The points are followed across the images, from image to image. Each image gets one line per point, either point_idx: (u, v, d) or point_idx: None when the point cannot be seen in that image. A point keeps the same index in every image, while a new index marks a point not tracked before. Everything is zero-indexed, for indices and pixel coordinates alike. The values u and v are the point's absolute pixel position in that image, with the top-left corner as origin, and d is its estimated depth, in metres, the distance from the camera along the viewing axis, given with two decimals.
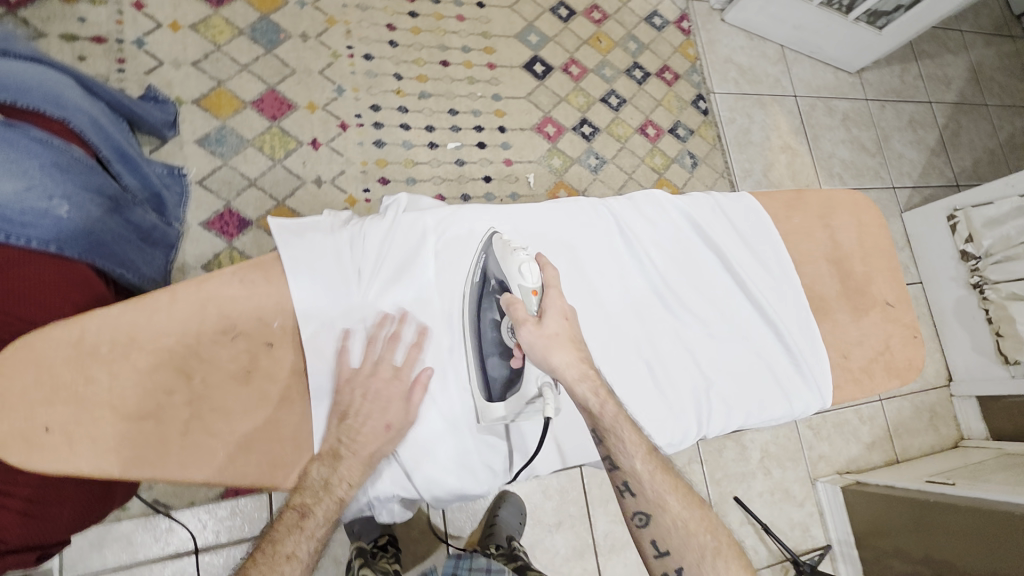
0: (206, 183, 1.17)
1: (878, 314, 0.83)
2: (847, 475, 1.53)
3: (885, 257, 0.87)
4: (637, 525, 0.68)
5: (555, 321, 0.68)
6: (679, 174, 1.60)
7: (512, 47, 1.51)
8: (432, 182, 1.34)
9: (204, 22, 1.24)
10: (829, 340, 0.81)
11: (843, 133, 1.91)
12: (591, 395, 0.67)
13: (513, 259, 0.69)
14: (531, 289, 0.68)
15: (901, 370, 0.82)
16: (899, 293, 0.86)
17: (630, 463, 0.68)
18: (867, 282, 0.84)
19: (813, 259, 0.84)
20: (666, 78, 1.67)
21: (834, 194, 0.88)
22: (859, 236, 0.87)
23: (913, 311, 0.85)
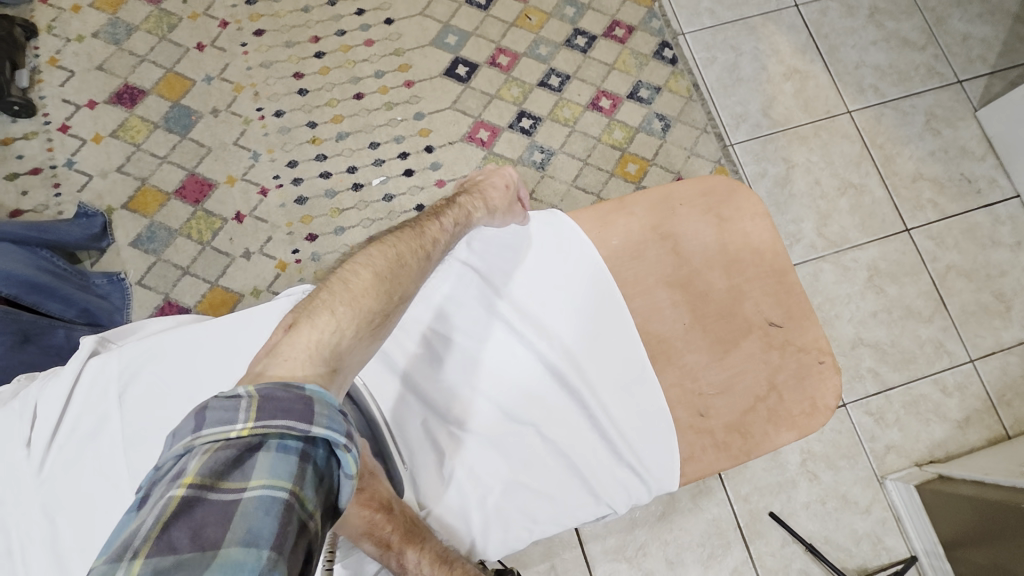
0: (145, 282, 1.22)
1: (756, 338, 0.79)
2: (928, 468, 1.22)
3: (761, 259, 0.82)
4: None
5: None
6: (648, 143, 1.37)
7: (428, 57, 1.39)
8: (362, 226, 1.28)
9: (123, 126, 1.30)
10: (678, 395, 0.78)
11: (873, 32, 1.51)
12: (377, 546, 0.66)
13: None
14: None
15: (798, 417, 0.77)
16: (782, 306, 0.81)
17: None
18: (737, 302, 0.80)
19: (648, 286, 0.81)
20: (617, 35, 1.44)
21: (676, 189, 0.83)
22: (721, 242, 0.82)
23: (803, 330, 0.80)
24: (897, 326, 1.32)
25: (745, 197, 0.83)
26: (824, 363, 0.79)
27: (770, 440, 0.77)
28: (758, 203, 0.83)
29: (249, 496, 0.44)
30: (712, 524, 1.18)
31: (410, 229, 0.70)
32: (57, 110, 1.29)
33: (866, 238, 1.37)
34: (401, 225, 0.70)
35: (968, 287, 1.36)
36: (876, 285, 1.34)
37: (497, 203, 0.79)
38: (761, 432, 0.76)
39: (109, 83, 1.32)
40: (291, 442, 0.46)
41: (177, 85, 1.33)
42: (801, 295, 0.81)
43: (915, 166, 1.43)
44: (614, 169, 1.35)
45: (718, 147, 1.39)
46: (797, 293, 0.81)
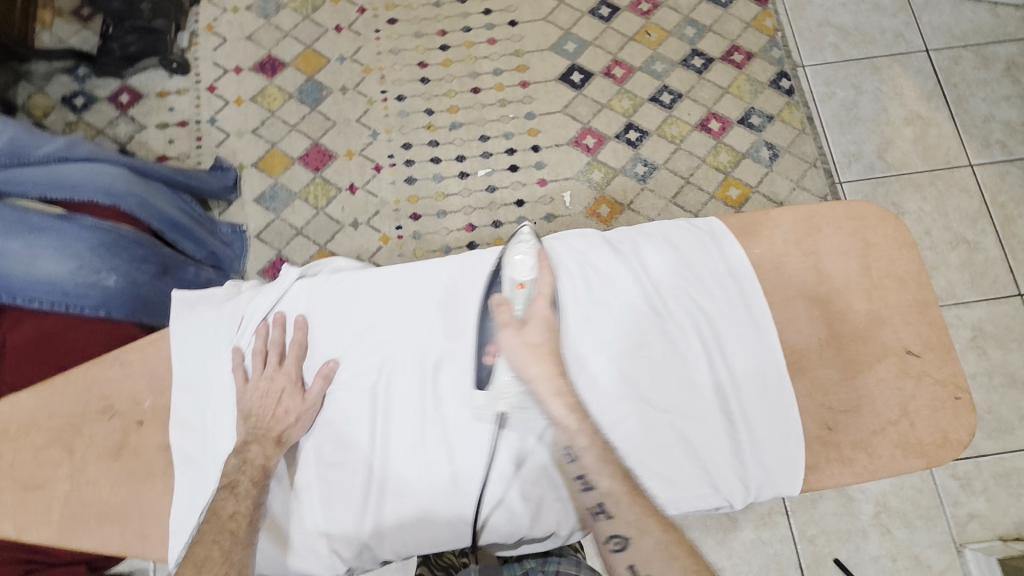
0: (263, 236, 1.32)
1: (891, 363, 0.72)
2: (1014, 544, 1.14)
3: (907, 287, 0.75)
4: (612, 549, 0.63)
5: (539, 331, 0.68)
6: (753, 170, 1.36)
7: (546, 61, 1.44)
8: (463, 213, 1.34)
9: (262, 92, 1.41)
10: (807, 405, 0.71)
11: (1008, 86, 1.45)
12: (566, 412, 0.66)
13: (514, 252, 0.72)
14: (518, 281, 0.70)
15: (929, 448, 0.70)
16: (925, 335, 0.73)
17: (604, 483, 0.64)
18: (875, 326, 0.73)
19: (785, 297, 0.74)
20: (735, 60, 1.45)
21: (823, 209, 0.77)
22: (862, 263, 0.75)
23: (946, 363, 0.72)
24: (997, 393, 1.25)
25: (892, 226, 0.76)
26: (960, 400, 0.71)
27: (895, 466, 0.70)
28: (906, 234, 0.76)
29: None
30: (772, 559, 1.16)
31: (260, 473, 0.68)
32: (208, 71, 1.42)
33: (974, 296, 1.31)
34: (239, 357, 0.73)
35: None
36: (980, 346, 1.28)
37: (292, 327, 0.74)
38: (887, 456, 0.69)
39: (255, 52, 1.44)
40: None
41: (313, 61, 1.43)
42: (944, 329, 0.74)
43: None
44: (715, 191, 1.35)
45: (825, 183, 1.37)
46: (940, 327, 0.73)
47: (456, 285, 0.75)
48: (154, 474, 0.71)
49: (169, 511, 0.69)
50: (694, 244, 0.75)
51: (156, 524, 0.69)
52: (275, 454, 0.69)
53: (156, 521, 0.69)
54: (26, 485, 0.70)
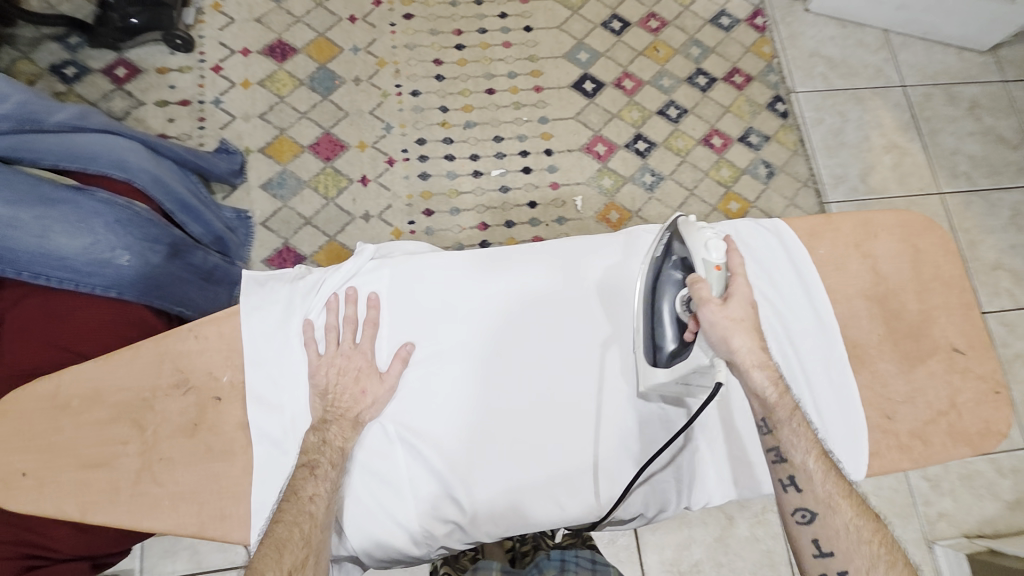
0: (269, 224, 1.28)
1: (941, 360, 0.76)
2: (978, 541, 1.25)
3: (953, 291, 0.79)
4: (799, 520, 0.66)
5: (742, 308, 0.67)
6: (751, 186, 1.44)
7: (560, 68, 1.48)
8: (476, 211, 1.34)
9: (271, 77, 1.37)
10: (868, 395, 0.74)
11: (972, 124, 1.59)
12: (768, 386, 0.67)
13: (699, 232, 0.69)
14: (714, 264, 0.67)
15: (975, 437, 0.74)
16: (970, 334, 0.77)
17: (800, 458, 0.67)
18: (926, 324, 0.77)
19: (847, 296, 0.77)
20: (736, 81, 1.53)
21: (879, 214, 0.80)
22: (914, 267, 0.79)
23: (990, 360, 0.76)
24: None
25: (938, 234, 0.81)
26: (1000, 394, 0.75)
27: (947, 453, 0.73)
28: (949, 242, 0.81)
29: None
30: (765, 556, 1.21)
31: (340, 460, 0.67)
32: (213, 51, 1.37)
33: None
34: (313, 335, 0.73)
35: None
36: None
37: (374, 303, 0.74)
38: (940, 445, 0.73)
39: (264, 35, 1.40)
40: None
41: (326, 49, 1.41)
42: (984, 330, 0.78)
43: (996, 255, 1.49)
44: (717, 204, 1.41)
45: (815, 202, 1.46)
46: (982, 327, 0.78)
47: (544, 269, 0.77)
48: (233, 452, 0.69)
49: (250, 490, 0.68)
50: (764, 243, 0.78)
51: (236, 504, 0.67)
52: (353, 436, 0.68)
53: (236, 503, 0.67)
54: (90, 463, 0.67)
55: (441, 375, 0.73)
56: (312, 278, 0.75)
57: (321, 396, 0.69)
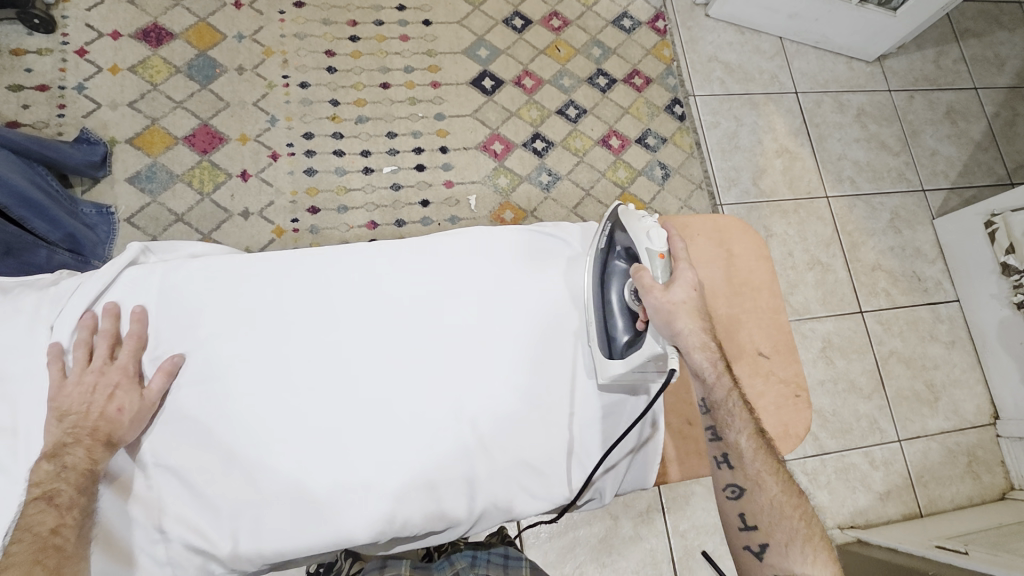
0: (135, 220, 1.20)
1: (747, 364, 0.80)
2: (848, 532, 1.32)
3: (761, 296, 0.84)
4: (728, 495, 0.72)
5: (682, 291, 0.73)
6: (647, 187, 1.46)
7: (458, 64, 1.45)
8: (365, 209, 1.30)
9: (143, 63, 1.29)
10: None
11: (857, 131, 1.67)
12: (708, 365, 0.73)
13: (640, 226, 0.75)
14: (657, 252, 0.73)
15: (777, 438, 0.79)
16: (775, 340, 0.82)
17: (733, 437, 0.73)
18: (734, 329, 0.81)
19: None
20: (635, 83, 1.54)
21: (696, 221, 0.85)
22: (727, 272, 0.83)
23: (791, 365, 0.81)
24: (840, 397, 1.44)
25: (751, 239, 0.86)
26: (799, 397, 0.80)
27: None
28: (762, 247, 0.85)
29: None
30: (648, 554, 1.23)
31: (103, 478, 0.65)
32: (78, 33, 1.27)
33: (824, 312, 1.49)
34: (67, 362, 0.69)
35: (905, 374, 1.49)
36: (828, 356, 1.46)
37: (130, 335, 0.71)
38: None
39: (138, 18, 1.31)
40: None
41: (207, 36, 1.33)
42: (790, 336, 0.83)
43: (875, 257, 1.57)
44: (612, 205, 1.43)
45: (708, 205, 1.49)
46: (786, 330, 0.83)
47: (319, 276, 0.78)
48: None
49: None
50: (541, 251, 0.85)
51: None
52: (104, 455, 0.66)
53: None
54: None
55: (204, 390, 0.72)
56: (67, 287, 0.74)
57: (59, 419, 0.66)
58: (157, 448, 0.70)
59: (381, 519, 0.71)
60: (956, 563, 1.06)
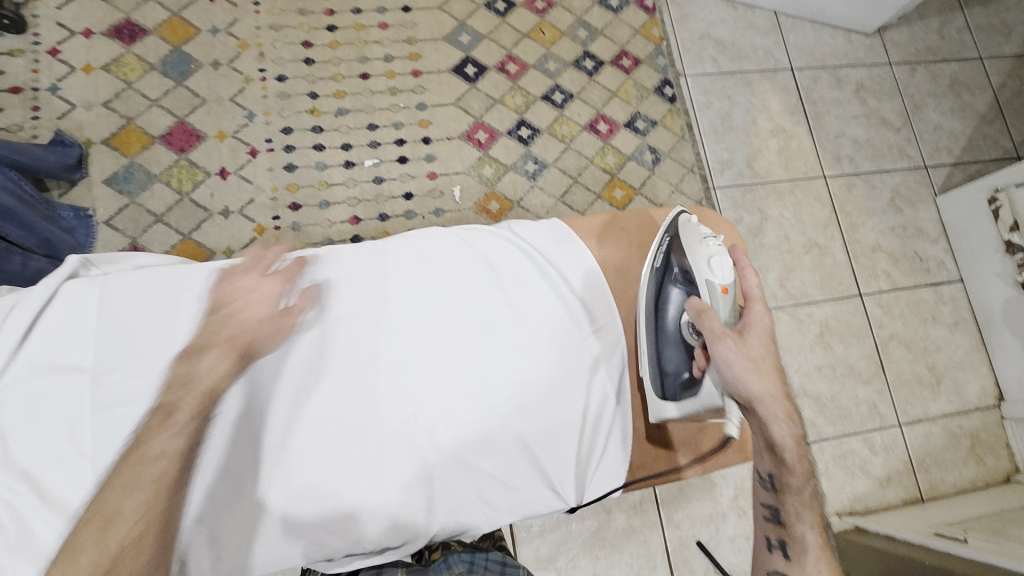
0: (114, 223, 1.18)
1: None
2: (847, 519, 1.30)
3: (738, 292, 0.90)
4: (773, 552, 0.72)
5: (760, 343, 0.73)
6: (637, 172, 1.42)
7: (440, 51, 1.41)
8: (347, 204, 1.28)
9: (117, 61, 1.26)
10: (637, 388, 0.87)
11: (856, 107, 1.61)
12: (778, 421, 0.71)
13: (708, 254, 0.78)
14: (721, 285, 0.76)
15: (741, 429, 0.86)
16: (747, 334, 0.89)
17: (790, 495, 0.72)
18: None
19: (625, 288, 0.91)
20: (623, 65, 1.50)
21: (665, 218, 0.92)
22: None
23: (762, 357, 0.88)
24: (838, 382, 1.41)
25: (726, 227, 0.92)
26: None
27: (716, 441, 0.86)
28: (735, 234, 0.92)
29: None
30: (642, 545, 1.22)
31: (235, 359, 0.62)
32: (50, 32, 1.25)
33: (822, 296, 1.46)
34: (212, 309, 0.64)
35: (906, 357, 1.45)
36: (825, 341, 1.43)
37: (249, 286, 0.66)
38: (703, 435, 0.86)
39: (110, 15, 1.28)
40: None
41: (180, 30, 1.30)
42: (762, 329, 0.90)
43: (875, 238, 1.52)
44: (601, 192, 1.39)
45: (701, 188, 1.45)
46: (760, 325, 0.90)
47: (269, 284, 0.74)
48: None
49: None
50: (505, 256, 0.86)
51: None
52: (234, 366, 0.61)
53: None
54: None
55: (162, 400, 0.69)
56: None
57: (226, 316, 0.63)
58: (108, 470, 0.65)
59: (350, 533, 0.73)
60: (959, 554, 1.03)
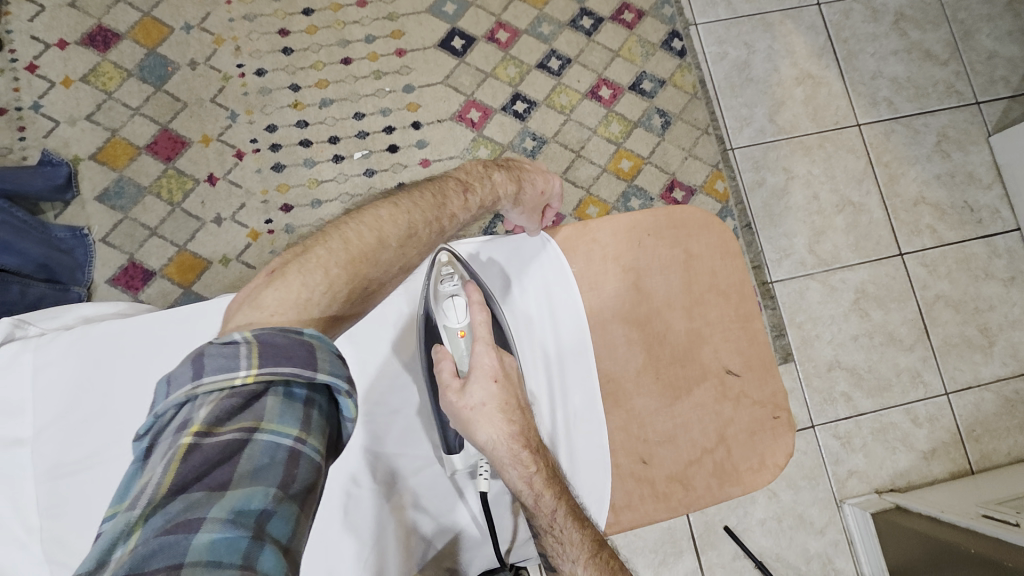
0: (110, 240, 1.18)
1: (711, 386, 0.72)
2: (887, 496, 1.22)
3: (731, 304, 0.74)
4: None
5: (481, 389, 0.56)
6: (645, 139, 1.31)
7: (423, 25, 1.31)
8: (339, 201, 1.23)
9: (95, 71, 1.23)
10: (620, 441, 0.70)
11: (895, 41, 1.43)
12: (523, 485, 0.57)
13: (442, 296, 0.63)
14: (456, 331, 0.60)
15: (746, 475, 0.71)
16: (743, 354, 0.73)
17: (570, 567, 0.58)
18: (694, 349, 0.73)
19: (603, 321, 0.72)
20: (626, 20, 1.36)
21: (645, 220, 0.73)
22: (685, 279, 0.74)
23: (762, 382, 0.73)
24: (876, 352, 1.30)
25: (717, 233, 0.75)
26: (779, 419, 0.72)
27: (714, 493, 0.70)
28: (730, 240, 0.75)
29: (320, 372, 0.46)
30: (666, 533, 1.19)
31: (428, 194, 0.66)
32: (25, 47, 1.22)
33: (857, 259, 1.34)
34: (420, 187, 0.66)
35: (955, 320, 1.33)
36: (861, 308, 1.32)
37: (526, 199, 0.74)
38: (703, 488, 0.70)
39: (82, 22, 1.24)
40: (296, 387, 0.46)
41: (154, 31, 1.25)
42: (765, 344, 0.74)
43: (918, 189, 1.38)
44: (607, 164, 1.30)
45: (717, 151, 1.33)
46: (759, 341, 0.74)
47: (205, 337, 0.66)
48: None
49: None
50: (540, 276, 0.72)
51: None
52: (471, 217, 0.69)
53: None
54: None
55: (97, 475, 0.62)
56: None
57: (466, 193, 0.68)
58: (51, 546, 0.60)
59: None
60: (1006, 539, 0.94)
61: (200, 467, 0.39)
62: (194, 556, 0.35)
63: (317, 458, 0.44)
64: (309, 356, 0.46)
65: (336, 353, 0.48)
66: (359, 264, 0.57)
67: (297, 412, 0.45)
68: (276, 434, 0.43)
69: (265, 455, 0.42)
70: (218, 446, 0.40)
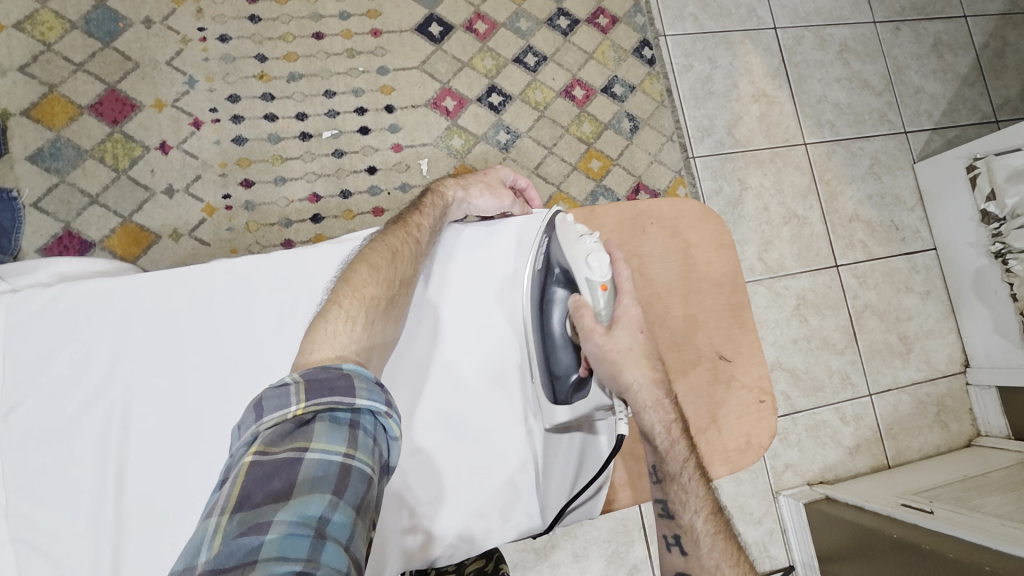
0: (43, 205, 1.07)
1: (705, 370, 0.76)
2: (817, 488, 1.33)
3: (723, 295, 0.78)
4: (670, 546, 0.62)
5: (627, 335, 0.62)
6: (614, 142, 1.35)
7: (401, 7, 1.28)
8: (305, 179, 1.18)
9: (31, 18, 1.11)
10: None
11: (839, 69, 1.55)
12: (660, 427, 0.61)
13: (581, 251, 0.63)
14: (599, 283, 0.62)
15: (737, 454, 0.75)
16: (734, 341, 0.77)
17: (689, 517, 0.61)
18: (689, 334, 0.76)
19: None
20: (600, 24, 1.40)
21: (648, 210, 0.77)
22: (683, 268, 0.77)
23: (751, 367, 0.77)
24: (812, 354, 1.41)
25: (713, 226, 0.79)
26: (765, 403, 0.76)
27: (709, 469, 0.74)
28: (725, 234, 0.79)
29: (359, 400, 0.47)
30: (620, 523, 1.20)
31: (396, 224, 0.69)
32: None
33: (800, 268, 1.44)
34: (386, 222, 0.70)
35: (878, 328, 1.46)
36: (802, 314, 1.42)
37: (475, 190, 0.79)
38: None
39: None
40: (340, 412, 0.47)
41: None
42: (754, 332, 0.78)
43: (853, 207, 1.50)
44: (577, 163, 1.32)
45: (679, 158, 1.39)
46: (749, 329, 0.78)
47: (199, 307, 0.64)
48: None
49: None
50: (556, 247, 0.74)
51: None
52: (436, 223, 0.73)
53: None
54: None
55: (70, 449, 0.59)
56: None
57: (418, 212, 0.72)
58: (15, 524, 0.57)
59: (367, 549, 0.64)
60: (926, 526, 1.05)
61: (259, 483, 0.41)
62: (266, 551, 0.39)
63: (368, 470, 0.45)
64: (348, 386, 0.47)
65: (374, 381, 0.50)
66: (363, 289, 0.60)
67: (344, 432, 0.46)
68: (326, 452, 0.44)
69: (319, 468, 0.43)
70: (275, 462, 0.42)
